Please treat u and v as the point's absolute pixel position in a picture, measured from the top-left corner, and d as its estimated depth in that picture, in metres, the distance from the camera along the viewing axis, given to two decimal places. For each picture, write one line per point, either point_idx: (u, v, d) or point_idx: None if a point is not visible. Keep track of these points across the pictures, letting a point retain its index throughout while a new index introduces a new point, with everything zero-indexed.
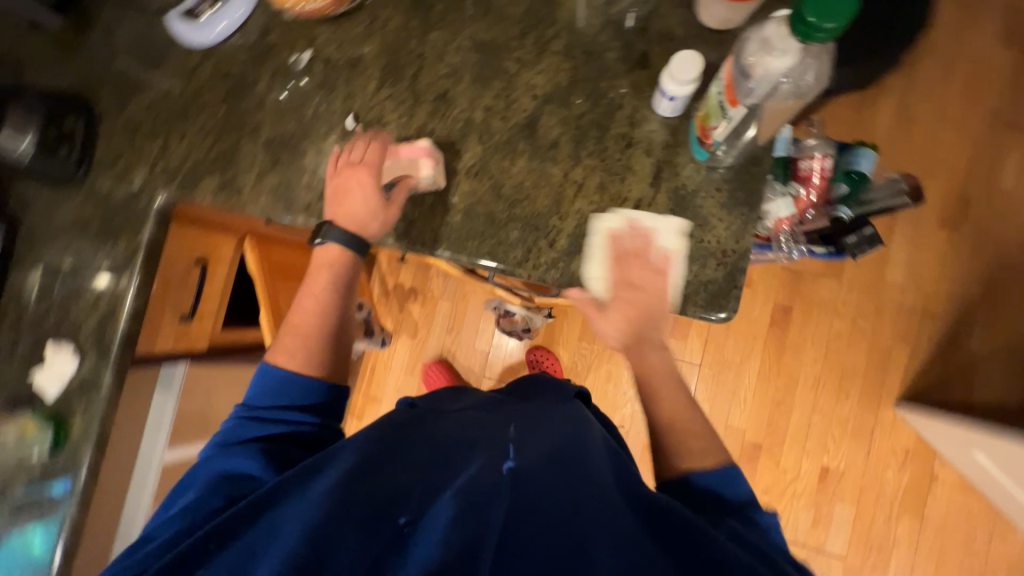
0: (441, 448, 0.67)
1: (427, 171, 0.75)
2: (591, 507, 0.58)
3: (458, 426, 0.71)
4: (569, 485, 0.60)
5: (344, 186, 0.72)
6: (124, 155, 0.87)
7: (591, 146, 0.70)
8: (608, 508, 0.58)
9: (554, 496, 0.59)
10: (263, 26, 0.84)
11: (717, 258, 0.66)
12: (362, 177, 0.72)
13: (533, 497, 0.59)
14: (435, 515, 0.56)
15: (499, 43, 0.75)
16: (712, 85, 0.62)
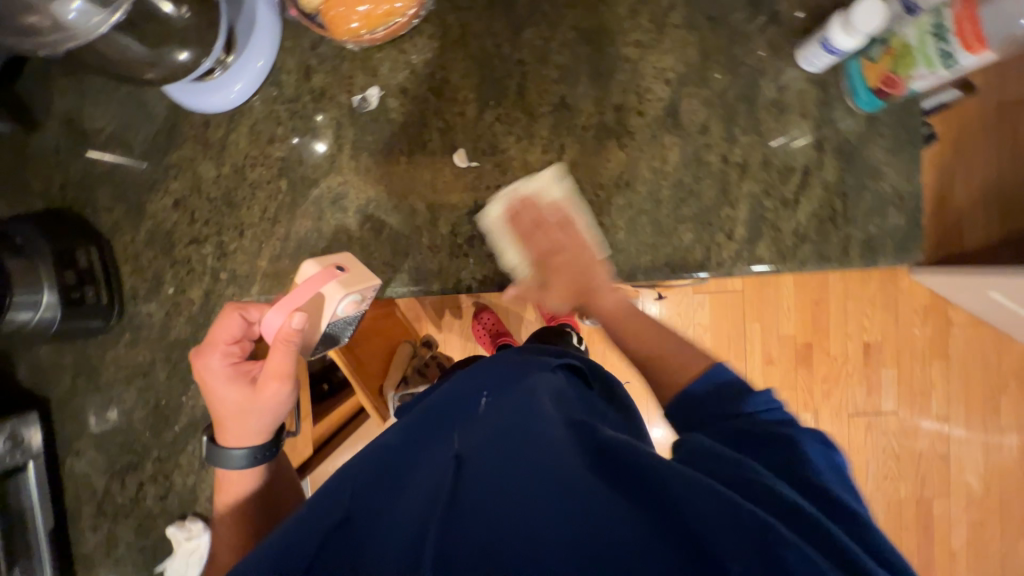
0: (381, 447, 0.45)
1: (333, 304, 0.56)
2: (550, 467, 0.37)
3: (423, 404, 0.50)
4: (534, 446, 0.39)
5: (278, 369, 0.56)
6: (166, 274, 0.69)
7: (743, 122, 0.65)
8: (554, 459, 0.38)
9: (514, 470, 0.38)
10: (300, 68, 0.67)
11: (896, 204, 0.66)
12: (212, 370, 0.58)
13: (479, 487, 0.38)
14: (388, 523, 0.37)
15: (609, 28, 0.65)
16: (916, 22, 0.55)
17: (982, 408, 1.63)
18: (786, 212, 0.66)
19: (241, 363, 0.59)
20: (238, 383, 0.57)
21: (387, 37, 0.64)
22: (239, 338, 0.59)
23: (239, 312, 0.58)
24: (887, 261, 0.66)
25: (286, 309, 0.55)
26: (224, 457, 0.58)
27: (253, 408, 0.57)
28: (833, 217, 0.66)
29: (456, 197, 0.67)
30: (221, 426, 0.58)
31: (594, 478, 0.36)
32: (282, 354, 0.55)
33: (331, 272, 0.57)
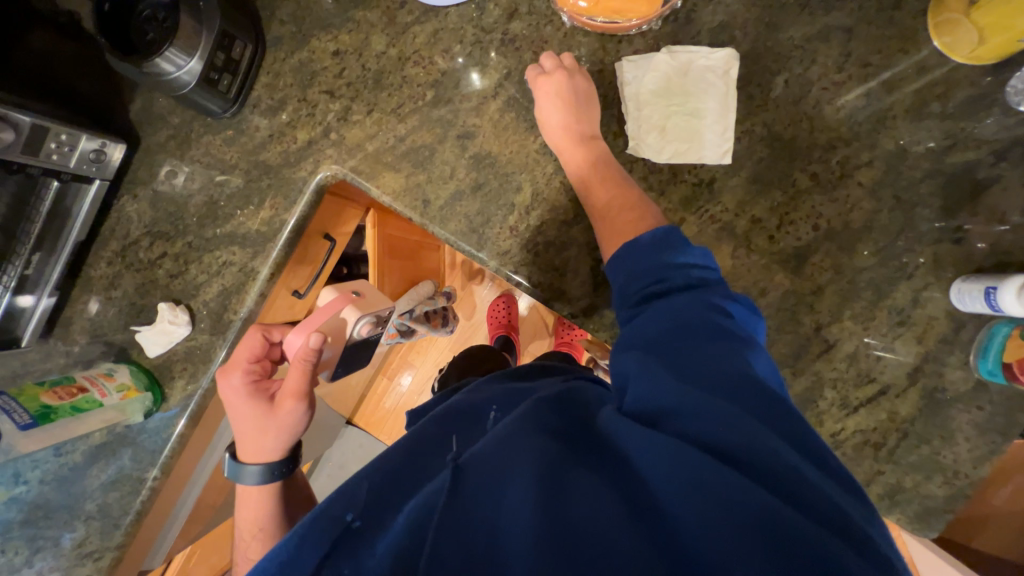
0: (397, 456, 0.45)
1: (354, 322, 0.79)
2: (519, 445, 0.41)
3: (436, 417, 0.51)
4: (509, 435, 0.42)
5: (293, 388, 0.66)
6: (291, 104, 0.72)
7: (858, 309, 0.62)
8: (532, 446, 0.40)
9: (503, 456, 0.40)
10: (509, 8, 0.67)
11: (947, 476, 0.61)
12: (232, 387, 0.66)
13: (472, 474, 0.39)
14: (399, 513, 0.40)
15: (798, 146, 0.62)
16: None
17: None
18: (839, 412, 0.62)
19: (260, 379, 0.67)
20: (258, 398, 0.66)
21: (602, 29, 0.63)
22: (260, 355, 0.69)
23: (263, 332, 0.69)
24: (898, 517, 0.63)
25: (308, 329, 0.70)
26: (242, 472, 0.66)
27: (268, 422, 0.65)
28: (878, 446, 0.62)
29: (560, 200, 0.67)
30: (241, 443, 0.67)
31: (578, 471, 0.38)
32: (299, 371, 0.66)
33: (347, 297, 0.79)
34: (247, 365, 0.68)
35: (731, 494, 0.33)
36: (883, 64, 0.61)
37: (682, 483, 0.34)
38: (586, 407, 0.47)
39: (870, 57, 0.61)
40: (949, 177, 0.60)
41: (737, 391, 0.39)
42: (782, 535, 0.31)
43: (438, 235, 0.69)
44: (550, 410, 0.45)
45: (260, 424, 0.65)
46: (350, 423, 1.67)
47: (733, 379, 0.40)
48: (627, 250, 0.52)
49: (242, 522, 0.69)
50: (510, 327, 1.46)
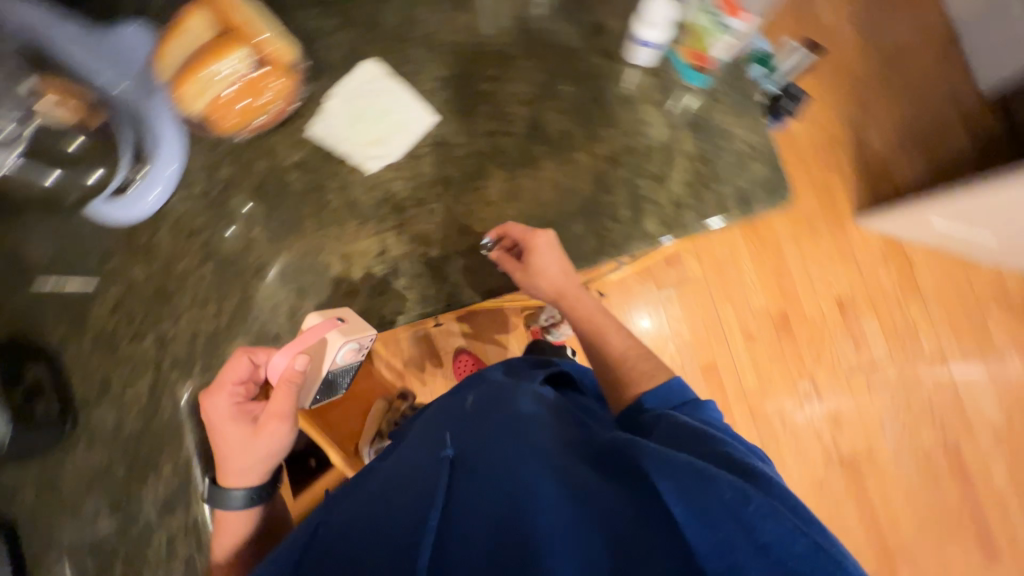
0: (381, 493, 0.56)
1: (337, 349, 0.72)
2: (511, 445, 0.53)
3: (425, 435, 0.64)
4: (506, 417, 0.58)
5: (277, 401, 0.67)
6: (114, 375, 0.73)
7: (598, 120, 0.73)
8: (527, 439, 0.53)
9: (490, 429, 0.57)
10: (208, 166, 0.75)
11: (754, 155, 0.72)
12: (215, 410, 0.68)
13: (470, 463, 0.54)
14: (400, 512, 0.50)
15: (463, 72, 0.75)
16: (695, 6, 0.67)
17: (958, 323, 1.75)
18: (658, 186, 0.72)
19: (245, 401, 0.70)
20: (241, 422, 0.68)
21: (270, 124, 0.74)
22: (246, 378, 0.70)
23: (248, 355, 0.70)
24: (764, 207, 0.71)
25: (292, 353, 0.70)
26: (223, 497, 0.67)
27: (254, 443, 0.67)
28: (701, 181, 0.72)
29: (363, 242, 0.74)
30: (223, 465, 0.68)
31: (560, 468, 0.49)
32: (285, 393, 0.67)
33: (331, 321, 0.71)
34: (233, 386, 0.70)
35: (683, 483, 0.40)
36: None
37: (625, 506, 0.43)
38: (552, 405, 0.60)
39: None
40: (560, 6, 0.75)
41: (677, 438, 0.49)
42: (723, 502, 0.39)
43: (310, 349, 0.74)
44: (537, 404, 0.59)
45: (245, 421, 0.68)
46: None
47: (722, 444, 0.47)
48: (669, 386, 0.58)
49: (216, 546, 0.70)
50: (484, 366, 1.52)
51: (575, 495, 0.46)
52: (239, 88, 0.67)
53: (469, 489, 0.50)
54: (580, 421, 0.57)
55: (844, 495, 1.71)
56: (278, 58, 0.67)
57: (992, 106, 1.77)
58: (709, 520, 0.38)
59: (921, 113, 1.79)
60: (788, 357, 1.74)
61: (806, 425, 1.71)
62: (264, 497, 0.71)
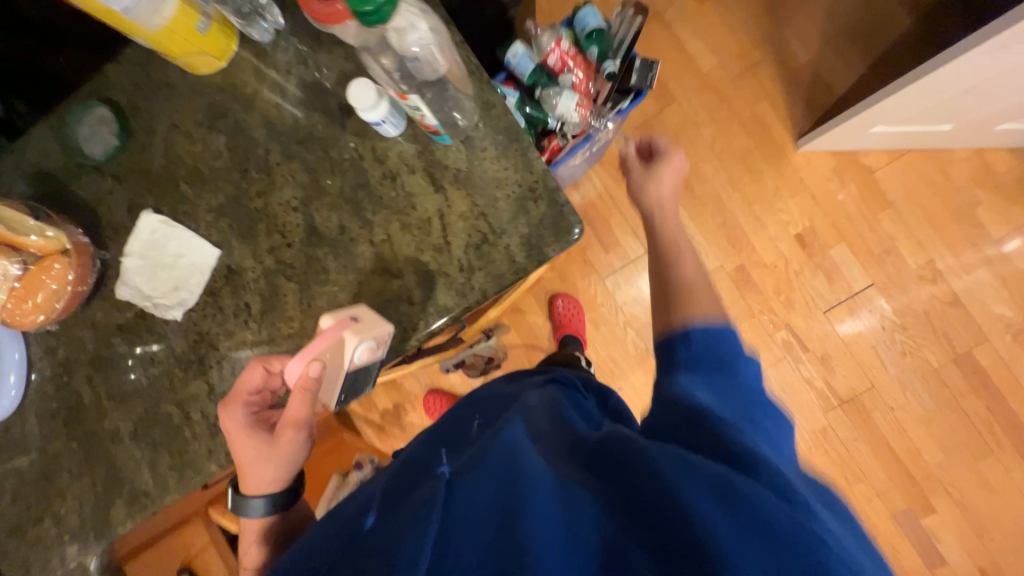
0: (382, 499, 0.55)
1: (351, 348, 0.62)
2: (512, 464, 0.46)
3: (394, 477, 0.60)
4: (511, 449, 0.48)
5: (290, 411, 0.64)
6: (31, 556, 0.81)
7: (369, 205, 0.70)
8: (524, 460, 0.46)
9: (494, 462, 0.47)
10: (47, 351, 0.80)
11: (531, 196, 0.67)
12: (233, 421, 0.67)
13: (465, 490, 0.44)
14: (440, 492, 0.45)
15: (233, 194, 0.74)
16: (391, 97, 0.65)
17: (941, 223, 1.56)
18: (444, 255, 0.69)
19: (261, 411, 0.69)
20: (258, 432, 0.67)
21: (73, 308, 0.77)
22: (259, 388, 0.69)
23: (262, 363, 0.68)
24: (556, 248, 0.67)
25: (304, 359, 0.62)
26: (245, 505, 0.69)
27: (269, 455, 0.66)
28: (486, 239, 0.68)
29: (193, 386, 0.76)
30: (246, 473, 0.69)
31: (573, 486, 0.43)
32: (298, 399, 0.63)
33: (342, 322, 0.63)
34: (250, 396, 0.69)
35: (728, 503, 0.38)
36: (208, 111, 0.75)
37: (695, 498, 0.38)
38: (560, 422, 0.57)
39: (200, 117, 0.75)
40: (303, 97, 0.72)
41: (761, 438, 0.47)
42: (787, 529, 0.37)
43: (177, 496, 0.77)
44: (540, 430, 0.55)
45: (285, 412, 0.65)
46: None
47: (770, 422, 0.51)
48: (696, 348, 0.59)
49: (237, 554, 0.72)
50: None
51: (564, 495, 0.42)
52: (20, 289, 0.71)
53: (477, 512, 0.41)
54: (568, 426, 0.56)
55: (854, 438, 1.59)
56: (47, 248, 0.71)
57: None
58: (775, 545, 0.36)
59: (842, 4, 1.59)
60: (758, 311, 1.62)
61: (795, 377, 1.59)
62: (284, 505, 0.71)
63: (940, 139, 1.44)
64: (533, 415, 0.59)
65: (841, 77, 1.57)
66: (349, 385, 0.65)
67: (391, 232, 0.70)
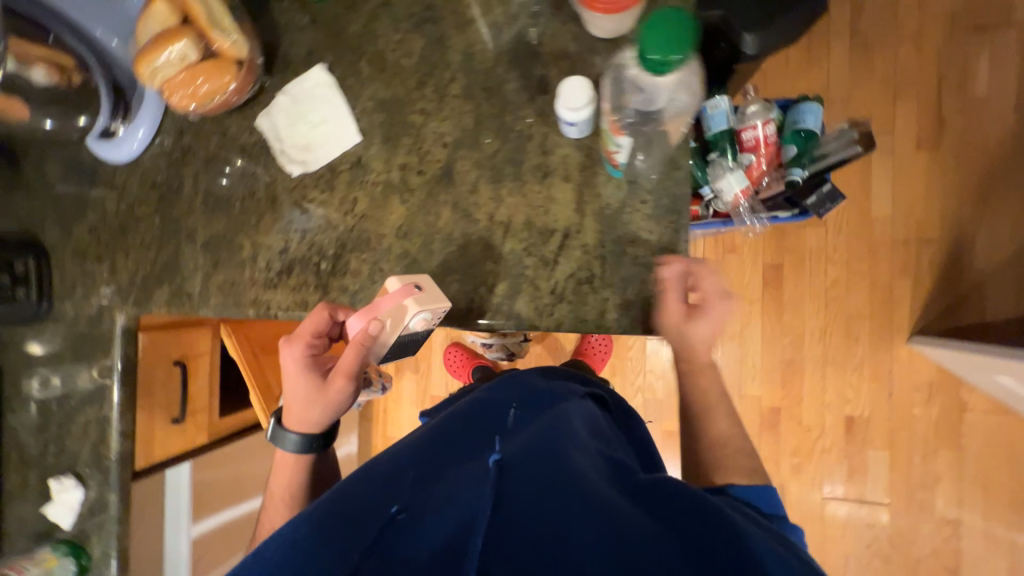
0: (426, 452, 0.63)
1: (408, 316, 0.63)
2: (558, 478, 0.53)
3: (438, 431, 0.67)
4: (560, 460, 0.56)
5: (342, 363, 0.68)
6: (79, 283, 0.90)
7: (509, 184, 0.69)
8: (569, 478, 0.53)
9: (538, 464, 0.55)
10: (176, 130, 0.84)
11: (656, 271, 0.64)
12: (292, 357, 0.71)
13: (514, 481, 0.53)
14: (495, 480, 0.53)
15: (400, 98, 0.74)
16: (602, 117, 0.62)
17: (993, 496, 1.44)
18: (545, 270, 0.68)
19: (319, 355, 0.72)
20: (312, 374, 0.71)
21: (220, 108, 0.78)
22: (321, 333, 0.71)
23: (327, 310, 0.72)
24: (647, 329, 0.65)
25: (367, 315, 0.65)
26: (284, 439, 0.73)
27: (319, 397, 0.70)
28: (590, 280, 0.66)
29: (273, 237, 0.79)
30: (290, 410, 0.74)
31: (615, 504, 0.50)
32: (353, 351, 0.66)
33: (409, 288, 0.64)
34: (311, 338, 0.72)
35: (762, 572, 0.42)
36: (422, 8, 0.73)
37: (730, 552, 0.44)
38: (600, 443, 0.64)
39: (412, 9, 0.74)
40: (512, 49, 0.70)
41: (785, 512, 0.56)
42: None
43: (211, 314, 0.83)
44: (585, 442, 0.62)
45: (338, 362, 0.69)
46: None
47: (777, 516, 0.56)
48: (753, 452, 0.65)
49: (273, 484, 0.78)
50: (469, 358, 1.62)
51: (608, 507, 0.49)
52: (186, 72, 0.72)
53: (523, 505, 0.50)
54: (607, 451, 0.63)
55: None
56: (225, 51, 0.71)
57: None
58: None
59: None
60: (763, 457, 1.56)
61: None
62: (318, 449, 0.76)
63: None
64: (576, 425, 0.66)
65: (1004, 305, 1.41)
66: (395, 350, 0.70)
67: (513, 220, 0.69)
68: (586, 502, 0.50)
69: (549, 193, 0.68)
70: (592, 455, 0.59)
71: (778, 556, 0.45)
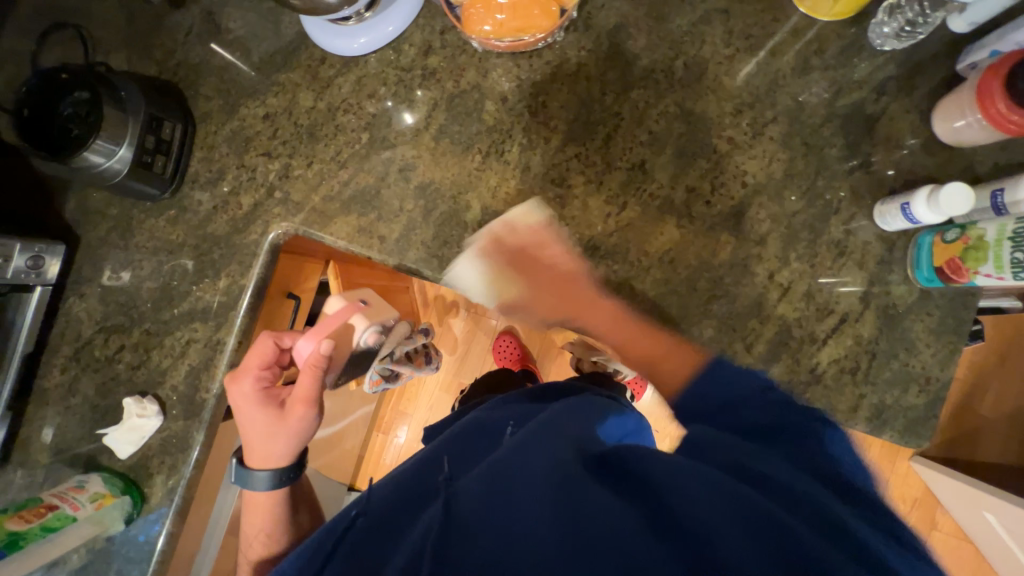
0: (408, 471, 0.57)
1: (358, 333, 0.72)
2: (473, 492, 0.45)
3: (439, 449, 0.63)
4: (510, 485, 0.46)
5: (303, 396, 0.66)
6: (230, 173, 0.73)
7: (801, 249, 0.66)
8: (531, 484, 0.45)
9: (512, 479, 0.46)
10: (423, 46, 0.71)
11: (921, 385, 0.65)
12: (242, 394, 0.68)
13: (482, 496, 0.45)
14: (468, 491, 0.46)
15: (710, 117, 0.68)
16: (996, 223, 0.57)
17: None
18: (811, 348, 0.66)
19: (272, 387, 0.70)
20: (269, 406, 0.68)
21: (508, 50, 0.69)
22: (270, 364, 0.70)
23: (272, 339, 0.69)
24: (891, 435, 0.65)
25: (316, 338, 0.69)
26: (251, 477, 0.70)
27: (276, 430, 0.68)
28: (854, 372, 0.65)
29: (510, 210, 0.70)
30: (249, 448, 0.70)
31: (583, 490, 0.44)
32: (307, 379, 0.66)
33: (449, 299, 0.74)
34: (259, 371, 0.70)
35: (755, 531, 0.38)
36: (762, 34, 0.68)
37: (689, 489, 0.42)
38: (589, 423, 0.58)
39: (750, 30, 0.68)
40: (844, 117, 0.67)
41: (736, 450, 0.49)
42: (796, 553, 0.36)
43: (402, 267, 0.71)
44: (536, 426, 0.54)
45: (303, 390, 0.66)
46: (353, 489, 1.60)
47: (809, 456, 0.51)
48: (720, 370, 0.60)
49: (248, 526, 0.76)
50: (525, 361, 1.56)
51: (575, 493, 0.44)
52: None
53: (492, 520, 0.42)
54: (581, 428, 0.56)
55: None
56: None
57: None
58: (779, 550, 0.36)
59: None
60: None
61: None
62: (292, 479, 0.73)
63: None
64: (568, 412, 0.58)
65: None
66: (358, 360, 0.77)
67: (795, 287, 0.66)
68: (544, 501, 0.43)
69: (839, 274, 0.66)
70: (590, 429, 0.56)
71: (772, 517, 0.39)
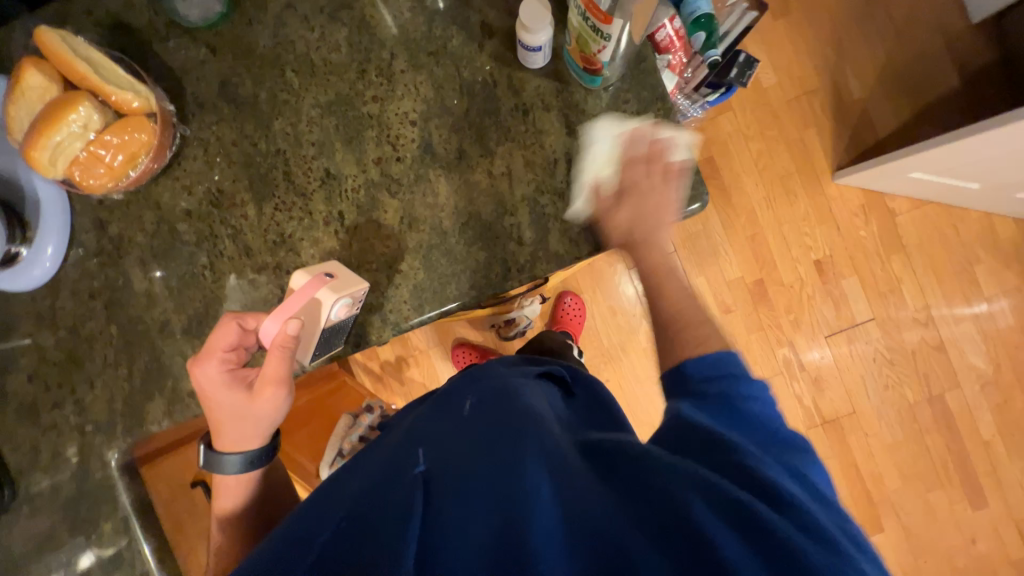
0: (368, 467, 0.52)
1: (328, 308, 0.61)
2: (463, 499, 0.42)
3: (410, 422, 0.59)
4: (503, 494, 0.42)
5: (271, 373, 0.63)
6: (41, 442, 0.74)
7: (495, 134, 0.68)
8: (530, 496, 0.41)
9: (506, 484, 0.42)
10: (96, 223, 0.72)
11: (665, 158, 0.66)
12: (209, 378, 0.64)
13: (459, 506, 0.42)
14: (453, 502, 0.42)
15: (346, 94, 0.69)
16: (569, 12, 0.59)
17: (942, 274, 1.67)
18: (564, 201, 0.67)
19: (237, 368, 0.65)
20: (236, 389, 0.64)
21: (138, 182, 0.67)
22: (236, 345, 0.64)
23: (237, 321, 0.64)
24: (676, 214, 0.67)
25: (280, 316, 0.61)
26: (222, 461, 0.67)
27: (246, 414, 0.65)
28: (610, 191, 0.67)
29: (265, 289, 0.70)
30: (219, 430, 0.67)
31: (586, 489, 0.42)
32: (278, 359, 0.62)
33: (318, 279, 0.62)
34: (224, 352, 0.65)
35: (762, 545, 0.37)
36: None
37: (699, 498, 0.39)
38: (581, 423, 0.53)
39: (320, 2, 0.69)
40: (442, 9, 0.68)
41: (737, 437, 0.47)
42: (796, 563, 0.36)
43: None
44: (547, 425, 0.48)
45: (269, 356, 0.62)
46: None
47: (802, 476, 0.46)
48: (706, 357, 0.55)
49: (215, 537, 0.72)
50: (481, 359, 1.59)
51: (574, 496, 0.41)
52: (97, 145, 0.61)
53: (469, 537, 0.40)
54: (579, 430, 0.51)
55: (828, 458, 1.71)
56: (134, 107, 0.62)
57: (979, 34, 1.61)
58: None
59: (904, 48, 1.64)
60: (767, 326, 1.69)
61: (787, 393, 1.68)
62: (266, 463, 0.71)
63: (967, 197, 1.54)
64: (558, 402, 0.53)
65: (888, 119, 1.64)
66: (325, 345, 0.65)
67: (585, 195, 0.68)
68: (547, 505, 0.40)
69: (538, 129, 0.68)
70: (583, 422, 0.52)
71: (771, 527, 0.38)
